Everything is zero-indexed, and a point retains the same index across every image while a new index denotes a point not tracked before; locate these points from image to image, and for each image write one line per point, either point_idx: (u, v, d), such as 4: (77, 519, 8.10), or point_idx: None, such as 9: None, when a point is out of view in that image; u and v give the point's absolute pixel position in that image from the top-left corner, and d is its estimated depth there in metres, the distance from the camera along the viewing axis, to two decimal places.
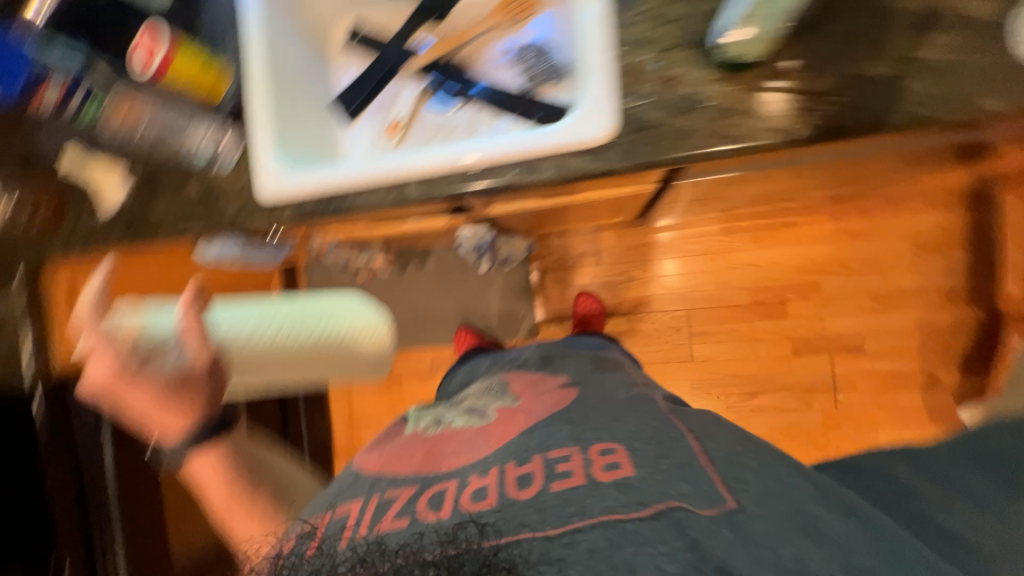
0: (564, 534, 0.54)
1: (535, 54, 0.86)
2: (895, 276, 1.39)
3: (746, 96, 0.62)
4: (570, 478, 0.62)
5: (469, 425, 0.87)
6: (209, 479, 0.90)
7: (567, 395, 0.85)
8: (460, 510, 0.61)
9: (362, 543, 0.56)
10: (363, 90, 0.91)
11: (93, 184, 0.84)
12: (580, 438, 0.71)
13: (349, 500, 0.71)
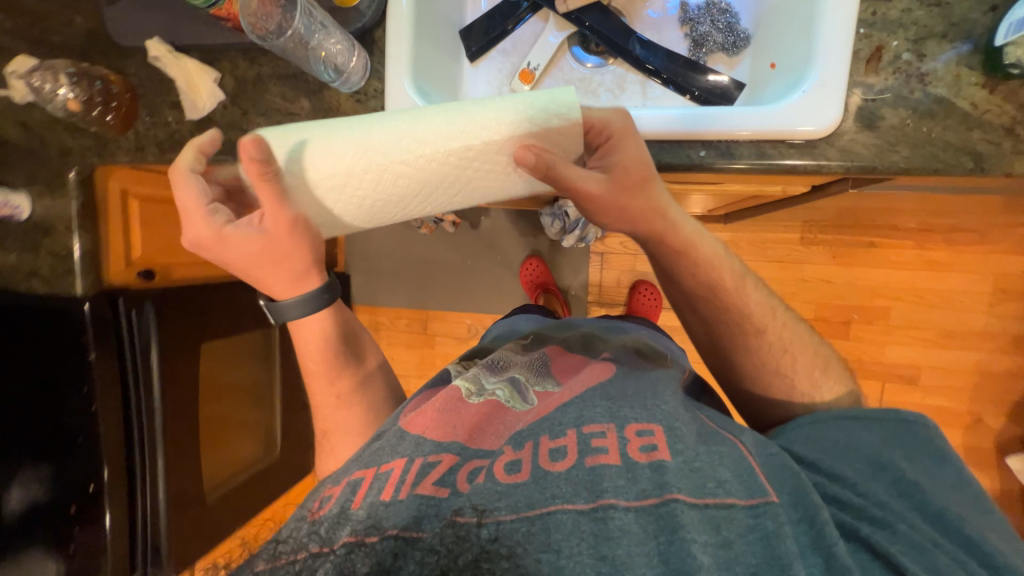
0: (597, 510, 0.51)
1: (712, 17, 0.72)
2: (967, 315, 1.36)
3: (1010, 110, 0.51)
4: (606, 455, 0.56)
5: (516, 403, 0.68)
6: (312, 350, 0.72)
7: (606, 371, 0.72)
8: (492, 481, 0.55)
9: (371, 512, 0.52)
10: (496, 25, 0.79)
11: (183, 82, 0.73)
12: (614, 406, 0.63)
13: (376, 458, 0.61)
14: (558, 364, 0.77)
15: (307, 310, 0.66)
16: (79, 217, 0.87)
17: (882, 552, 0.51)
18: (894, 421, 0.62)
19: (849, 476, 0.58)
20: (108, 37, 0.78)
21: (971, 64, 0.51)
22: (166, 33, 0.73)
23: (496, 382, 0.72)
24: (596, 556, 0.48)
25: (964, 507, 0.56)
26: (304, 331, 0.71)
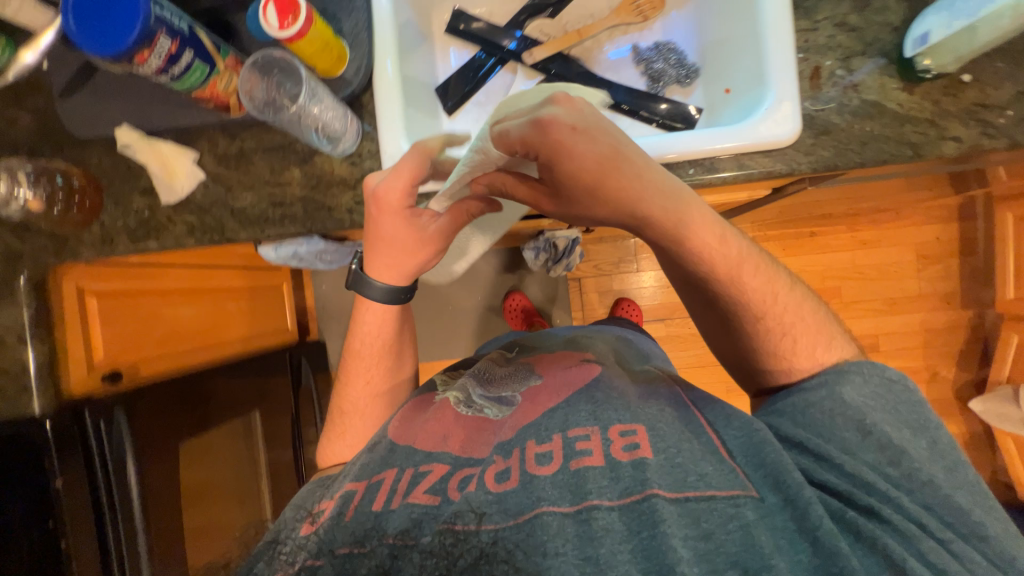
0: (581, 512, 0.53)
1: (662, 56, 0.81)
2: (903, 281, 1.54)
3: (929, 106, 0.61)
4: (590, 457, 0.58)
5: (501, 412, 0.70)
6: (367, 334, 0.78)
7: (593, 368, 0.74)
8: (483, 489, 0.56)
9: (364, 522, 0.55)
10: (469, 81, 0.83)
11: (157, 166, 0.71)
12: (598, 405, 0.65)
13: (367, 471, 0.63)
14: (541, 365, 0.80)
15: (390, 298, 0.75)
16: (32, 326, 0.79)
17: (860, 528, 0.52)
18: (882, 387, 0.61)
19: (835, 453, 0.57)
20: (62, 130, 0.73)
21: (892, 73, 0.61)
22: (135, 122, 0.70)
23: (484, 396, 0.73)
24: (584, 554, 0.50)
25: (942, 473, 0.55)
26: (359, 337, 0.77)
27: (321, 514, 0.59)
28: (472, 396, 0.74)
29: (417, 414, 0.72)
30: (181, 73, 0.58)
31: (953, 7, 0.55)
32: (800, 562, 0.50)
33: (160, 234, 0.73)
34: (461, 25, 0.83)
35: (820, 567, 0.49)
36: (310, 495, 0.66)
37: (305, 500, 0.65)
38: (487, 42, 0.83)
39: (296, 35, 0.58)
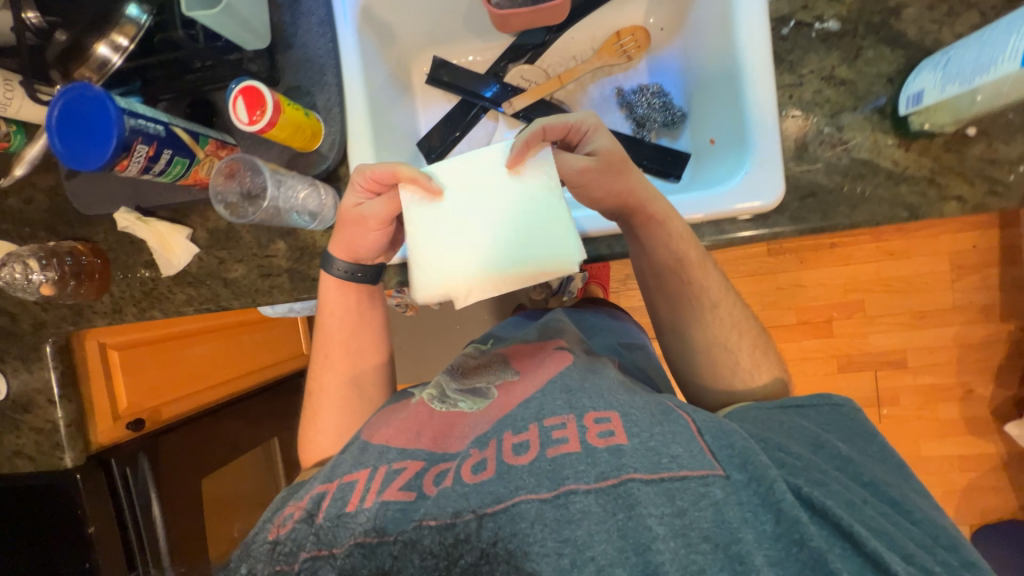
0: (558, 497, 0.50)
1: (647, 97, 0.77)
2: (935, 293, 1.42)
3: (928, 164, 0.56)
4: (565, 444, 0.54)
5: (475, 404, 0.66)
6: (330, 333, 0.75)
7: (563, 361, 0.68)
8: (460, 483, 0.54)
9: (335, 514, 0.56)
10: (455, 126, 0.82)
11: (155, 243, 0.74)
12: (574, 394, 0.60)
13: (335, 473, 0.62)
14: (515, 356, 0.75)
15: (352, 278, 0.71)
16: (60, 387, 0.84)
17: (827, 511, 0.48)
18: (822, 405, 0.63)
19: (794, 449, 0.55)
20: (70, 209, 0.78)
21: (886, 129, 0.57)
22: (132, 202, 0.74)
23: (458, 391, 0.70)
24: (559, 543, 0.48)
25: (885, 470, 0.56)
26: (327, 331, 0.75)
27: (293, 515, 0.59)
28: (445, 392, 0.70)
29: (391, 414, 0.69)
30: (163, 169, 0.60)
31: (948, 65, 0.49)
32: (764, 533, 0.48)
33: (162, 303, 0.77)
34: (443, 75, 0.81)
35: (782, 536, 0.47)
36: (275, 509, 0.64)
37: (276, 510, 0.63)
38: (467, 91, 0.81)
39: (267, 125, 0.59)
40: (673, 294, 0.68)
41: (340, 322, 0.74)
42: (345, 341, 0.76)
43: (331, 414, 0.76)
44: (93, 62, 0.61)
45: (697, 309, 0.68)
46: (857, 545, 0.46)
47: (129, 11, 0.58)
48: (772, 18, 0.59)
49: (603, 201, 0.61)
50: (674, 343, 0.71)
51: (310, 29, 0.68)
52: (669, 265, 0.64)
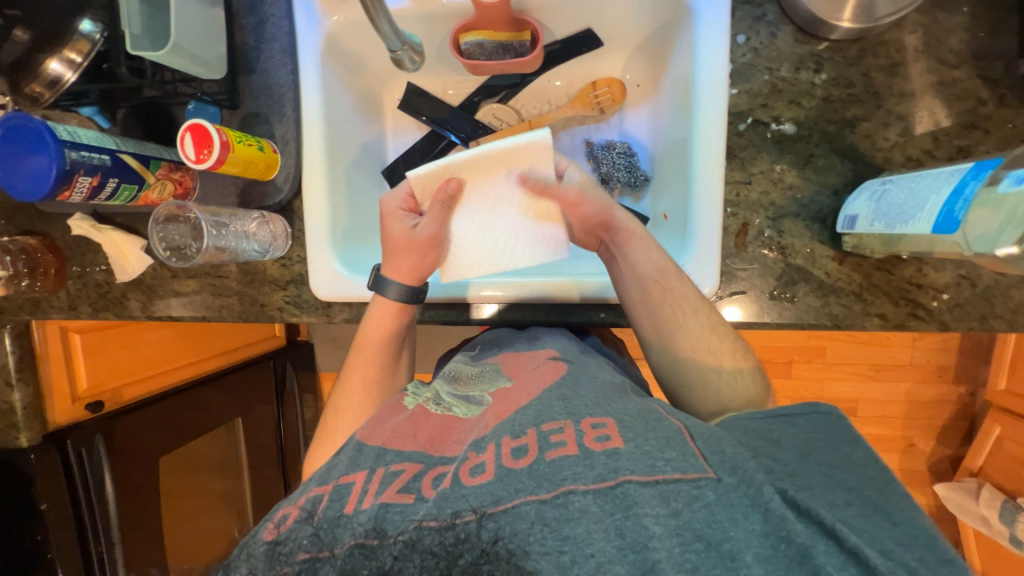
0: (557, 496, 0.36)
1: (615, 156, 0.74)
2: (894, 348, 1.42)
3: (858, 279, 0.57)
4: (563, 447, 0.39)
5: (470, 411, 0.49)
6: (374, 341, 0.63)
7: (559, 368, 0.51)
8: (458, 485, 0.38)
9: (307, 532, 0.39)
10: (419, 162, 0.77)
11: (111, 250, 0.74)
12: (571, 400, 0.45)
13: (313, 480, 0.44)
14: (511, 363, 0.57)
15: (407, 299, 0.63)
16: (16, 371, 0.87)
17: (809, 511, 0.36)
18: (807, 414, 0.48)
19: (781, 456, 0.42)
20: (11, 201, 0.76)
21: (823, 240, 0.58)
22: (85, 207, 0.74)
23: (453, 394, 0.52)
24: (556, 542, 0.34)
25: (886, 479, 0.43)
26: (368, 340, 0.63)
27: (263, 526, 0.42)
28: (440, 394, 0.53)
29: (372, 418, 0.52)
30: (111, 195, 0.61)
31: (882, 196, 0.49)
32: (756, 537, 0.34)
33: (113, 308, 0.78)
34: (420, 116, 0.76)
35: (769, 537, 0.34)
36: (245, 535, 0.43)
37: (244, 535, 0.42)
38: (435, 123, 0.76)
39: (215, 163, 0.59)
40: (659, 307, 0.57)
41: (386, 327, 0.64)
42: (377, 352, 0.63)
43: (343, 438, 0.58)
44: (43, 79, 0.58)
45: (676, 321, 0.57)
46: (839, 541, 0.34)
47: (84, 27, 0.57)
48: (730, 112, 0.58)
49: (590, 220, 0.59)
50: (661, 359, 0.58)
51: (274, 58, 0.68)
52: (653, 280, 0.57)
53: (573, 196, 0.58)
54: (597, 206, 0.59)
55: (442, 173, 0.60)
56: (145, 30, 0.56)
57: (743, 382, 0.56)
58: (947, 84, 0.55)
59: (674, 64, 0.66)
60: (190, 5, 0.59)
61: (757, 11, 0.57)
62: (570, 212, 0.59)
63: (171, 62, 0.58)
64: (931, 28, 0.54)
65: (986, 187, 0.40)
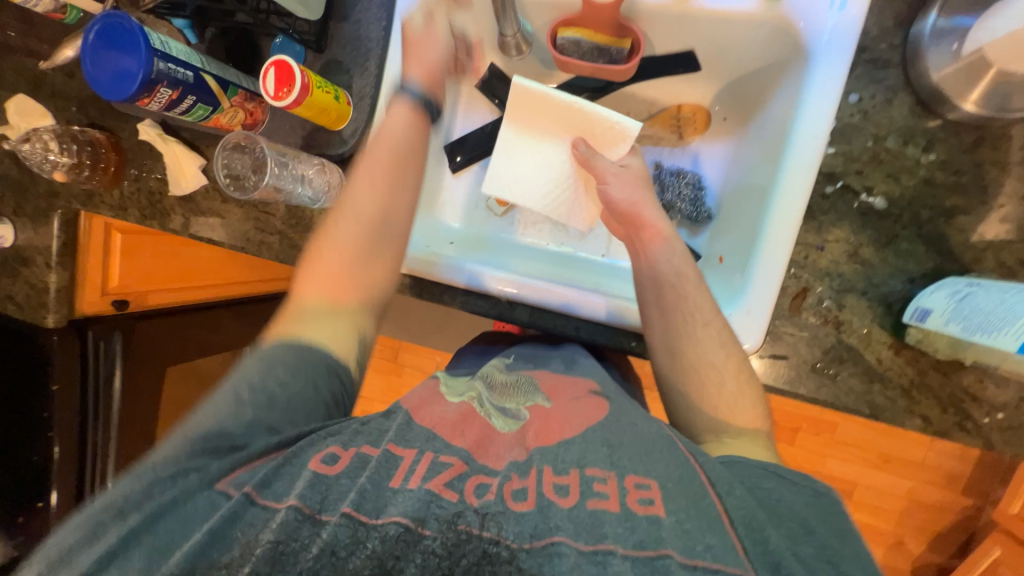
0: (597, 552, 0.37)
1: (682, 183, 0.72)
2: (909, 443, 1.35)
3: (910, 375, 0.54)
4: (605, 500, 0.40)
5: (507, 426, 0.49)
6: (366, 175, 0.54)
7: (602, 408, 0.50)
8: (499, 503, 0.40)
9: (355, 487, 0.40)
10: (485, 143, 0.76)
11: (171, 163, 0.75)
12: (616, 447, 0.45)
13: (365, 436, 0.45)
14: (550, 382, 0.57)
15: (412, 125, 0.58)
16: (59, 255, 0.88)
17: None
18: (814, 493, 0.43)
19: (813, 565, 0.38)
20: (86, 92, 0.78)
21: (885, 325, 0.55)
22: (155, 115, 0.75)
23: (495, 402, 0.52)
24: None
25: None
26: (370, 165, 0.55)
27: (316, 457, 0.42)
28: (482, 395, 0.53)
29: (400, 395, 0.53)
30: (185, 110, 0.62)
31: (966, 295, 0.46)
32: None
33: (157, 218, 0.79)
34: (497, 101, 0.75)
35: None
36: (279, 370, 0.46)
37: (279, 366, 0.46)
38: None
39: (292, 103, 0.59)
40: (672, 308, 0.54)
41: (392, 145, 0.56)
42: (375, 176, 0.55)
43: (347, 263, 0.52)
44: None
45: (686, 322, 0.53)
46: None
47: None
48: (821, 172, 0.55)
49: (617, 205, 0.59)
50: (667, 365, 0.54)
51: (370, 11, 0.67)
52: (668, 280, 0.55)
53: (608, 172, 0.60)
54: (623, 192, 0.59)
55: (537, 96, 0.64)
56: None
57: (740, 404, 0.51)
58: None
59: (772, 107, 0.62)
60: None
61: (878, 73, 0.54)
62: (601, 188, 0.61)
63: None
64: None
65: None
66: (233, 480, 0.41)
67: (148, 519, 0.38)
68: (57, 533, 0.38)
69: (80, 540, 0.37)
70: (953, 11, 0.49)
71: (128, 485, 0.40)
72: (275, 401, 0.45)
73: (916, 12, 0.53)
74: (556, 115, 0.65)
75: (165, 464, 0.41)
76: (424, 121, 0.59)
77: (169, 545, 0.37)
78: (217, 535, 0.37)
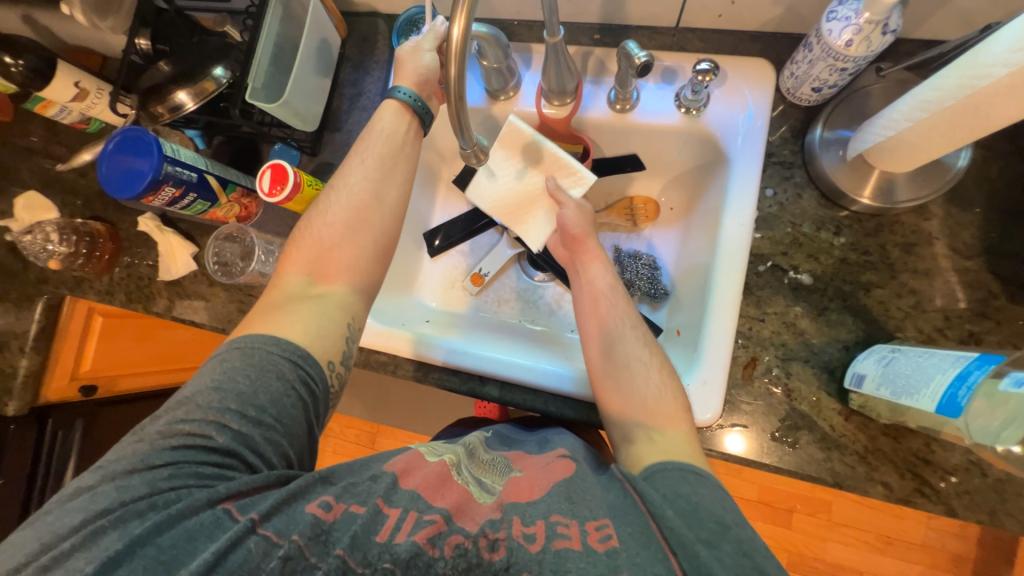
0: None
1: (640, 264, 0.79)
2: (907, 523, 1.28)
3: (863, 440, 0.57)
4: (568, 540, 0.41)
5: (483, 496, 0.47)
6: (349, 185, 0.62)
7: (569, 467, 0.49)
8: (476, 552, 0.42)
9: (349, 530, 0.42)
10: (460, 230, 0.83)
11: (164, 250, 0.80)
12: (578, 501, 0.45)
13: (356, 493, 0.45)
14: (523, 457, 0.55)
15: (394, 128, 0.64)
16: (34, 339, 0.85)
17: None
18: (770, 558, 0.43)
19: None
20: (95, 190, 0.85)
21: (831, 392, 0.58)
22: (156, 209, 0.82)
23: (473, 472, 0.50)
24: None
25: None
26: (352, 178, 0.62)
27: (318, 503, 0.44)
28: (461, 463, 0.51)
29: None
30: (185, 205, 0.69)
31: (890, 360, 0.51)
32: None
33: (143, 302, 0.82)
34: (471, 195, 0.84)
35: None
36: (272, 384, 0.49)
37: (271, 379, 0.49)
38: None
39: (283, 199, 0.66)
40: (606, 318, 0.60)
41: (372, 159, 0.63)
42: (369, 163, 0.62)
43: (341, 242, 0.59)
44: (168, 104, 0.68)
45: (635, 356, 0.57)
46: None
47: (215, 72, 0.67)
48: (751, 253, 0.63)
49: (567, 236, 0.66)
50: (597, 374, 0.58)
51: (360, 124, 0.78)
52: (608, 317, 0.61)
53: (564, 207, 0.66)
54: (577, 221, 0.65)
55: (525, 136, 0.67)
56: (265, 87, 0.67)
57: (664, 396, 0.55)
58: (961, 271, 0.58)
59: (707, 198, 0.72)
60: (306, 75, 0.70)
61: (786, 172, 0.64)
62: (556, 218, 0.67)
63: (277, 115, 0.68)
64: (946, 219, 0.59)
65: (989, 379, 0.41)
66: (235, 503, 0.44)
67: (151, 531, 0.41)
68: (57, 513, 0.42)
69: (83, 539, 0.41)
70: (834, 127, 0.62)
71: (130, 492, 0.43)
72: (268, 421, 0.48)
73: (808, 126, 0.65)
74: (535, 152, 0.67)
75: (166, 477, 0.44)
76: (410, 116, 0.65)
77: (173, 558, 0.41)
78: (223, 556, 0.40)
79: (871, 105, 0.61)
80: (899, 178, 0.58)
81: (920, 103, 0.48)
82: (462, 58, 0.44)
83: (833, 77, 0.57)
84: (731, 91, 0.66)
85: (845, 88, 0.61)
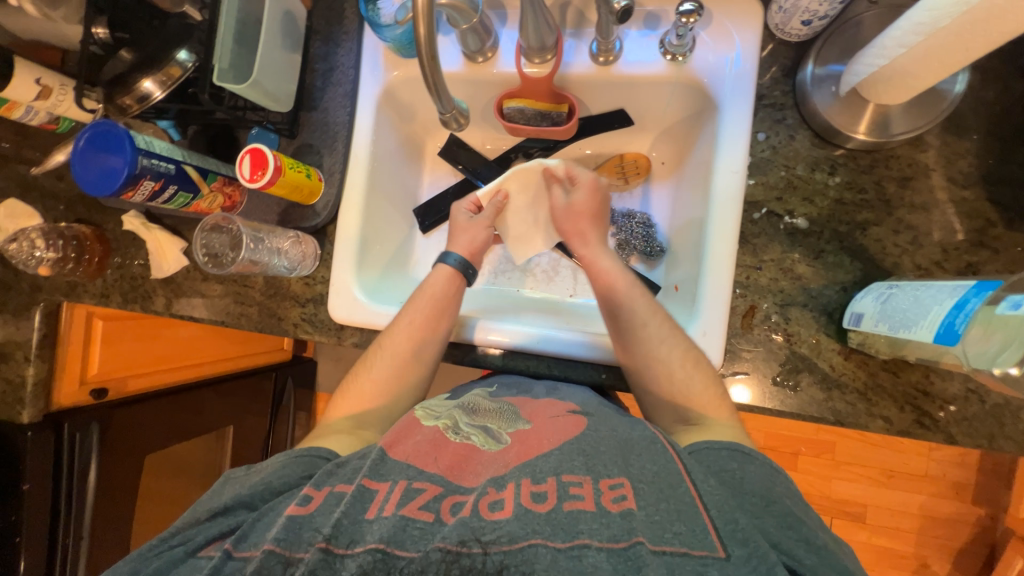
0: (573, 549, 0.39)
1: (633, 223, 0.78)
2: (908, 456, 1.32)
3: (863, 377, 0.57)
4: (581, 501, 0.42)
5: (487, 444, 0.51)
6: (395, 339, 0.65)
7: (580, 423, 0.51)
8: (476, 517, 0.41)
9: (329, 518, 0.43)
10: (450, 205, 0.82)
11: (153, 247, 0.79)
12: (592, 455, 0.46)
13: (339, 475, 0.49)
14: (529, 405, 0.57)
15: (447, 284, 0.68)
16: (37, 348, 0.88)
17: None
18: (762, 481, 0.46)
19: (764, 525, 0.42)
20: (74, 192, 0.83)
21: (830, 333, 0.58)
22: (140, 206, 0.80)
23: (472, 424, 0.53)
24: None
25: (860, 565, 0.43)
26: (397, 334, 0.65)
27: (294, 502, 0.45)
28: (459, 422, 0.54)
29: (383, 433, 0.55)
30: (167, 198, 0.67)
31: (884, 298, 0.51)
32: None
33: (140, 301, 0.81)
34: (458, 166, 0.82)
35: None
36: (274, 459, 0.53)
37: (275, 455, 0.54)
38: (470, 172, 0.81)
39: (265, 184, 0.65)
40: (619, 313, 0.62)
41: (415, 314, 0.65)
42: (410, 323, 0.65)
43: (381, 396, 0.63)
44: (135, 94, 0.66)
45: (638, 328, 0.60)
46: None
47: (179, 56, 0.65)
48: (746, 201, 0.62)
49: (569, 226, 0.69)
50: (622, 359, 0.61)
51: (336, 101, 0.75)
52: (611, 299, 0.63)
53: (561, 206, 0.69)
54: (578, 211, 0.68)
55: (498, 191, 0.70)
56: (232, 66, 0.64)
57: (693, 387, 0.56)
58: (958, 202, 0.57)
59: (698, 150, 0.71)
60: (273, 50, 0.67)
61: (778, 114, 0.62)
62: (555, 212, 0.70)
63: (248, 95, 0.65)
64: (942, 149, 0.58)
65: (986, 306, 0.40)
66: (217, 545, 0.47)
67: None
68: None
69: None
70: (826, 61, 0.59)
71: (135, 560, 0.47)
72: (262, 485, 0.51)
73: (799, 63, 0.62)
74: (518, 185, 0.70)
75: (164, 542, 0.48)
76: (460, 281, 0.69)
77: None
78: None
79: (863, 35, 0.58)
80: (894, 109, 0.56)
81: (913, 26, 0.45)
82: (432, 19, 0.43)
83: (823, 7, 0.55)
84: (716, 32, 0.63)
85: (836, 18, 0.59)
